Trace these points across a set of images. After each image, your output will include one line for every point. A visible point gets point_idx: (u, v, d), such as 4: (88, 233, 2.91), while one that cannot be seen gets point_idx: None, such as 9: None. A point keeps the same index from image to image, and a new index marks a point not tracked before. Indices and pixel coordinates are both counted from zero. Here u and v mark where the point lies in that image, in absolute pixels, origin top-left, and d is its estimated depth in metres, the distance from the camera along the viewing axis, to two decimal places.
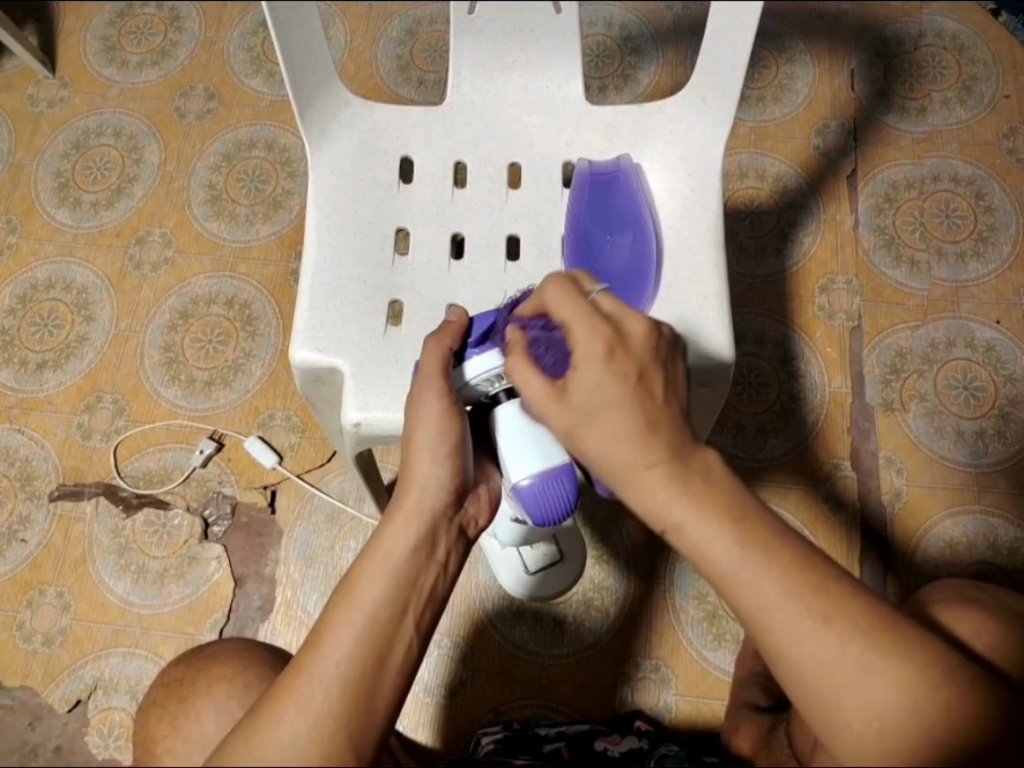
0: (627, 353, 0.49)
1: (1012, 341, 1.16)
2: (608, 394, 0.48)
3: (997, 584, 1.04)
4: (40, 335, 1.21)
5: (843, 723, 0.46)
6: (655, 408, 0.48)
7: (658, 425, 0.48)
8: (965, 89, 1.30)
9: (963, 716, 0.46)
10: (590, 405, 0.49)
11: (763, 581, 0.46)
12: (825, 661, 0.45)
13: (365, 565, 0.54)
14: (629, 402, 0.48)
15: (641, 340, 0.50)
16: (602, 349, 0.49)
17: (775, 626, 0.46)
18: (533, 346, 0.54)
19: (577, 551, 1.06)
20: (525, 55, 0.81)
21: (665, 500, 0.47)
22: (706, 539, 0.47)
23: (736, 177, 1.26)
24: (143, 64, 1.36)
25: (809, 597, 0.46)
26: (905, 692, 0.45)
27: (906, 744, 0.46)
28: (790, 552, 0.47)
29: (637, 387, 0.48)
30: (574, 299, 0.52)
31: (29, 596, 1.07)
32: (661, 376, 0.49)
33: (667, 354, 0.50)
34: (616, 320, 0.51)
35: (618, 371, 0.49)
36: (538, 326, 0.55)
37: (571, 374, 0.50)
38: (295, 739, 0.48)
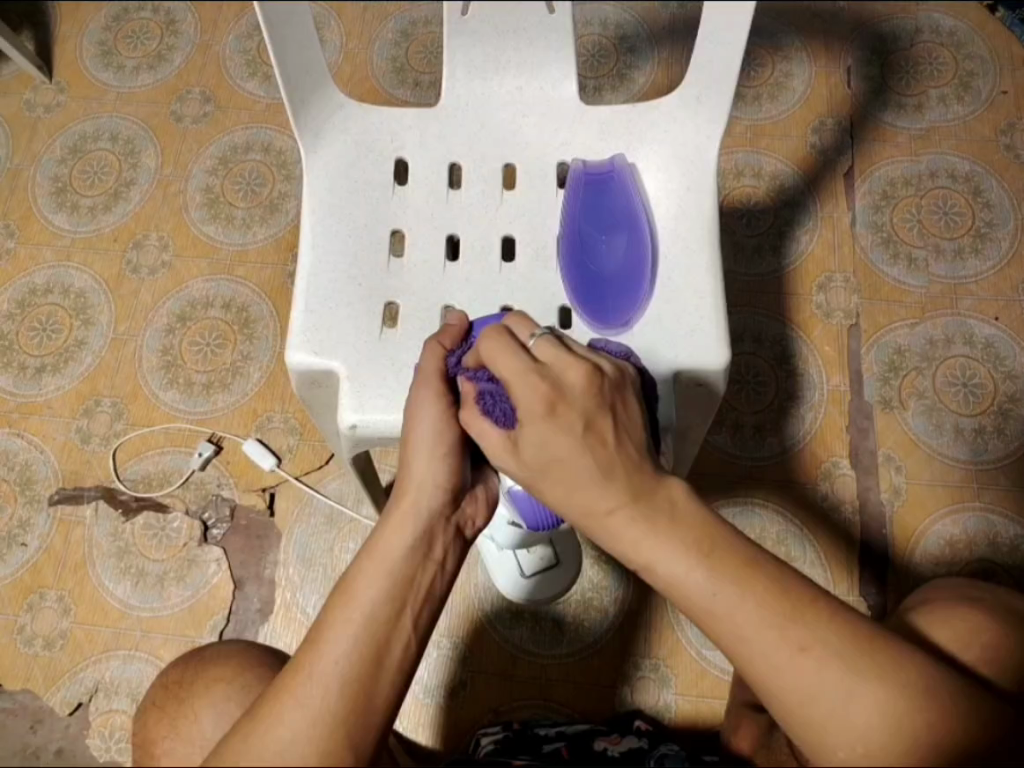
0: (568, 405, 0.49)
1: (1011, 338, 1.16)
2: (554, 450, 0.49)
3: (998, 581, 1.04)
4: (38, 340, 1.21)
5: (827, 749, 0.46)
6: (605, 454, 0.49)
7: (612, 473, 0.48)
8: (962, 86, 1.30)
9: (945, 730, 0.46)
10: (541, 461, 0.50)
11: (738, 614, 0.46)
12: (806, 689, 0.45)
13: (364, 565, 0.54)
14: (578, 452, 0.48)
15: (582, 386, 0.50)
16: (541, 406, 0.49)
17: (753, 656, 0.46)
18: (482, 401, 0.54)
19: (573, 557, 1.07)
20: (518, 54, 0.81)
21: (635, 542, 0.48)
22: (675, 575, 0.47)
23: (732, 176, 1.26)
24: (139, 68, 1.36)
25: (784, 625, 0.45)
26: (886, 714, 0.45)
27: (892, 767, 0.46)
28: (762, 581, 0.46)
29: (584, 437, 0.48)
30: (509, 355, 0.52)
31: (30, 600, 1.08)
32: (608, 421, 0.49)
33: (614, 394, 0.50)
34: (553, 371, 0.50)
35: (560, 426, 0.49)
36: (483, 377, 0.56)
37: (519, 431, 0.51)
38: (294, 737, 0.48)
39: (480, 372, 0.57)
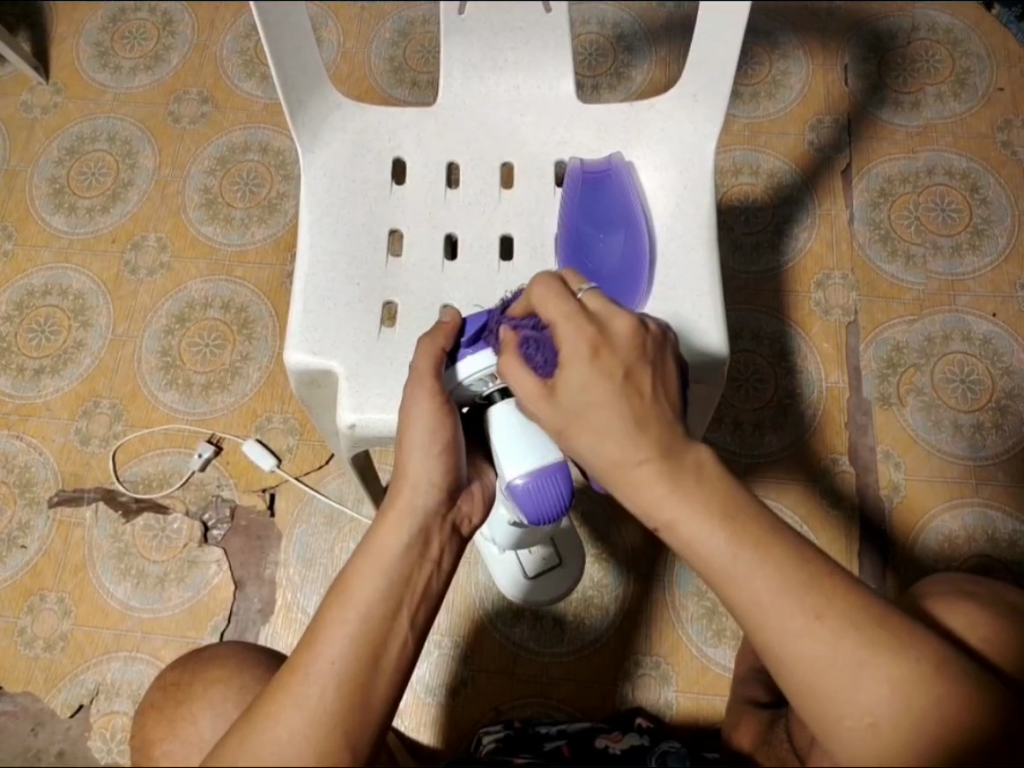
0: (611, 352, 0.51)
1: (1009, 334, 1.16)
2: (594, 394, 0.50)
3: (996, 577, 1.04)
4: (37, 341, 1.21)
5: (834, 718, 0.46)
6: (642, 404, 0.50)
7: (646, 421, 0.49)
8: (959, 83, 1.30)
9: (955, 712, 0.46)
10: (580, 403, 0.51)
11: (757, 578, 0.46)
12: (818, 655, 0.45)
13: (360, 564, 0.54)
14: (616, 398, 0.50)
15: (626, 336, 0.51)
16: (587, 348, 0.51)
17: (767, 622, 0.46)
18: (523, 346, 0.55)
19: (576, 555, 1.04)
20: (515, 54, 0.81)
21: (657, 496, 0.48)
22: (696, 536, 0.47)
23: (730, 174, 1.26)
24: (136, 68, 1.36)
25: (804, 591, 0.46)
26: (897, 687, 0.45)
27: (899, 740, 0.45)
28: (783, 545, 0.47)
29: (623, 384, 0.50)
30: (559, 300, 0.53)
31: (30, 602, 1.07)
32: (647, 373, 0.51)
33: (655, 350, 0.52)
34: (600, 320, 0.52)
35: (602, 371, 0.50)
36: (528, 325, 0.57)
37: (559, 374, 0.52)
38: (291, 738, 0.48)
39: (527, 319, 0.58)
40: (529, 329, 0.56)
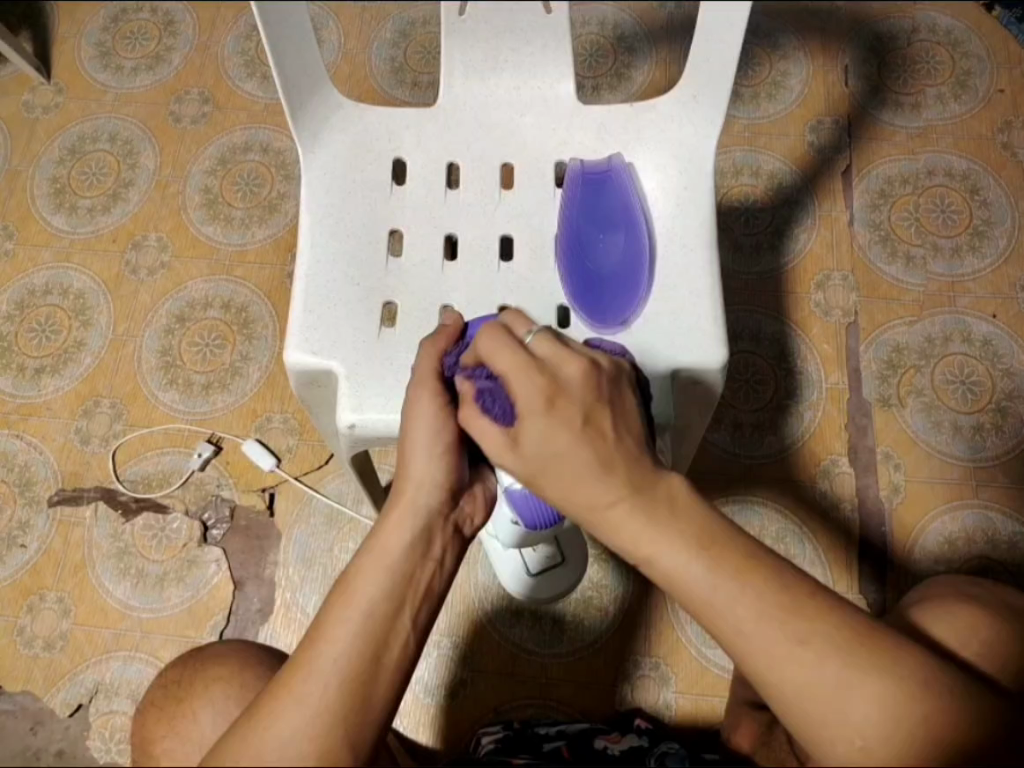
0: (567, 400, 0.49)
1: (1009, 336, 1.16)
2: (554, 446, 0.48)
3: (996, 579, 1.04)
4: (37, 340, 1.21)
5: (825, 743, 0.46)
6: (606, 448, 0.48)
7: (613, 465, 0.48)
8: (959, 84, 1.30)
9: (946, 723, 0.46)
10: (541, 455, 0.49)
11: (738, 604, 0.46)
12: (804, 681, 0.45)
13: (363, 563, 0.54)
14: (578, 448, 0.48)
15: (579, 380, 0.49)
16: (541, 401, 0.49)
17: (755, 651, 0.46)
18: (478, 398, 0.52)
19: (578, 555, 1.05)
20: (515, 55, 0.81)
21: (635, 533, 0.47)
22: (676, 567, 0.47)
23: (730, 174, 1.26)
24: (138, 68, 1.36)
25: (785, 618, 0.46)
26: (885, 706, 0.45)
27: (890, 759, 0.46)
28: (764, 575, 0.46)
29: (584, 431, 0.48)
30: (509, 350, 0.51)
31: (30, 601, 1.08)
32: (608, 416, 0.49)
33: (612, 389, 0.50)
34: (551, 367, 0.50)
35: (561, 421, 0.48)
36: (482, 374, 0.53)
37: (519, 426, 0.49)
38: (293, 735, 0.48)
39: (477, 367, 0.55)
40: (483, 378, 0.53)
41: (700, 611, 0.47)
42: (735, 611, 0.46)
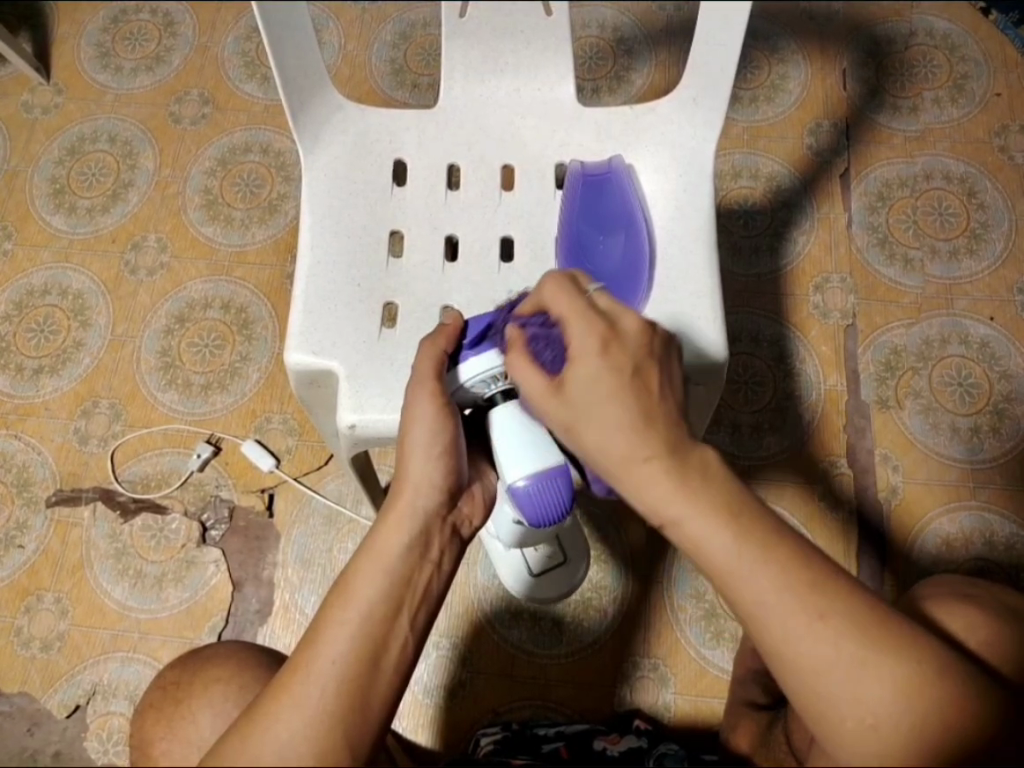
0: (621, 347, 0.52)
1: (1006, 338, 1.17)
2: (604, 386, 0.51)
3: (993, 580, 1.05)
4: (36, 340, 1.21)
5: (836, 719, 0.46)
6: (650, 401, 0.50)
7: (654, 418, 0.50)
8: (957, 88, 1.31)
9: (956, 710, 0.46)
10: (587, 397, 0.51)
11: (760, 573, 0.46)
12: (820, 656, 0.45)
13: (362, 564, 0.54)
14: (626, 390, 0.50)
15: (636, 334, 0.53)
16: (596, 343, 0.52)
17: (771, 622, 0.46)
18: (530, 344, 0.56)
19: (580, 554, 1.04)
20: (516, 57, 0.82)
21: (662, 496, 0.48)
22: (702, 534, 0.47)
23: (729, 177, 1.26)
24: (137, 69, 1.36)
25: (806, 592, 0.46)
26: (899, 688, 0.45)
27: (898, 740, 0.45)
28: (790, 547, 0.47)
29: (633, 377, 0.51)
30: (570, 295, 0.55)
31: (27, 602, 1.07)
32: (656, 371, 0.52)
33: (664, 351, 0.53)
34: (610, 317, 0.54)
35: (612, 365, 0.51)
36: (535, 323, 0.58)
37: (568, 370, 0.53)
38: (291, 737, 0.48)
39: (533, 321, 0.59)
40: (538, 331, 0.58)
41: (719, 579, 0.47)
42: (758, 578, 0.46)
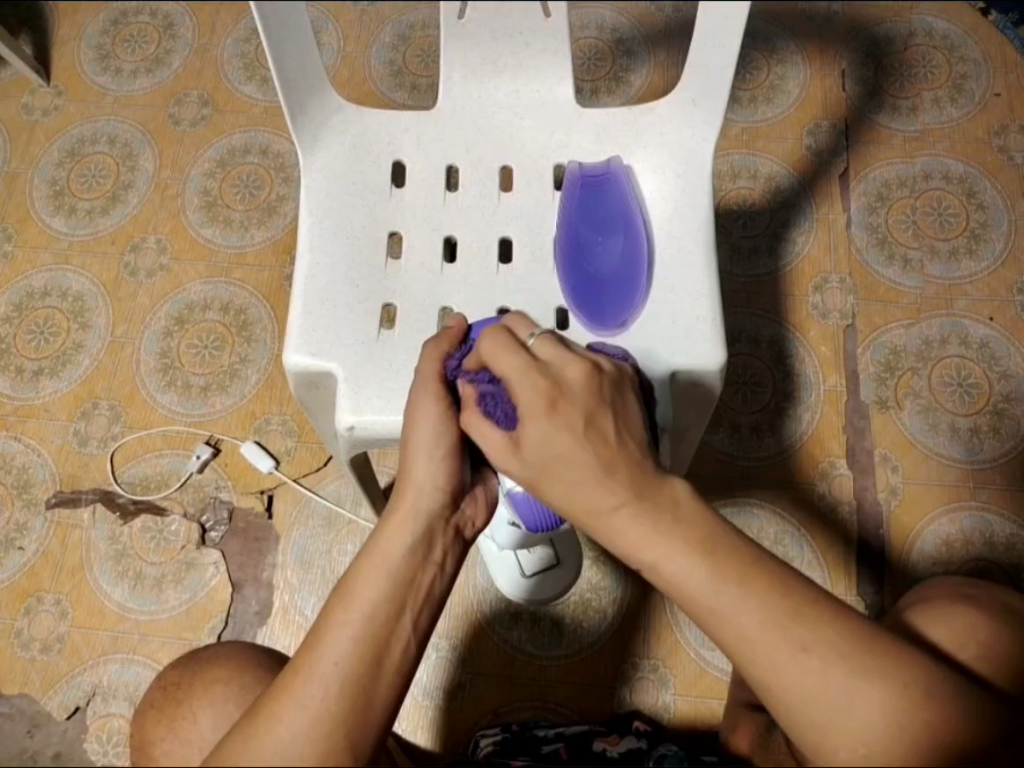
0: (569, 402, 0.49)
1: (1006, 339, 1.16)
2: (557, 448, 0.49)
3: (994, 581, 1.04)
4: (36, 342, 1.21)
5: (829, 749, 0.46)
6: (608, 453, 0.49)
7: (615, 472, 0.48)
8: (956, 89, 1.31)
9: (947, 725, 0.46)
10: (543, 459, 0.49)
11: (741, 614, 0.46)
12: (810, 688, 0.45)
13: (364, 565, 0.54)
14: (581, 449, 0.48)
15: (583, 384, 0.50)
16: (542, 403, 0.49)
17: (759, 657, 0.46)
18: (483, 402, 0.54)
19: (573, 556, 1.06)
20: (514, 58, 0.82)
21: (640, 539, 0.48)
22: (682, 575, 0.47)
23: (728, 177, 1.26)
24: (137, 71, 1.37)
25: (788, 625, 0.46)
26: (890, 715, 0.46)
27: (892, 766, 0.46)
28: (767, 581, 0.47)
29: (585, 434, 0.49)
30: (508, 353, 0.52)
31: (27, 604, 1.07)
32: (608, 419, 0.49)
33: (614, 393, 0.51)
34: (553, 370, 0.51)
35: (561, 424, 0.49)
36: (484, 378, 0.55)
37: (520, 430, 0.51)
38: (293, 738, 0.48)
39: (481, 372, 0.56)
40: (486, 382, 0.55)
41: (701, 618, 0.47)
42: (739, 619, 0.46)
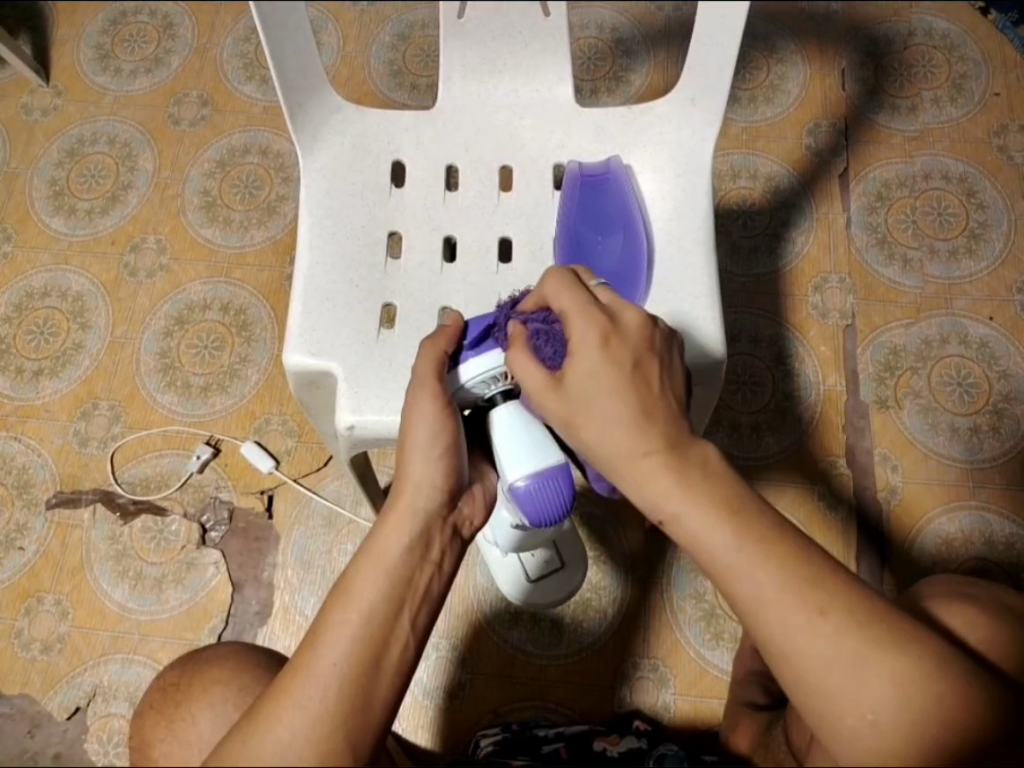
0: (621, 341, 0.54)
1: (1006, 338, 1.17)
2: (603, 380, 0.53)
3: (993, 580, 1.05)
4: (35, 343, 1.21)
5: (836, 715, 0.46)
6: (649, 394, 0.52)
7: (652, 413, 0.52)
8: (955, 88, 1.31)
9: (958, 706, 0.46)
10: (586, 392, 0.53)
11: (761, 572, 0.47)
12: (821, 653, 0.46)
13: (363, 564, 0.54)
14: (625, 385, 0.52)
15: (636, 329, 0.55)
16: (598, 337, 0.54)
17: (773, 619, 0.46)
18: (533, 340, 0.58)
19: (577, 560, 1.04)
20: (514, 58, 0.82)
21: (663, 490, 0.50)
22: (702, 531, 0.48)
23: (727, 177, 1.26)
24: (136, 71, 1.37)
25: (808, 589, 0.46)
26: (901, 686, 0.45)
27: (900, 737, 0.45)
28: (790, 543, 0.48)
29: (632, 372, 0.53)
30: (573, 293, 0.57)
31: (28, 604, 1.07)
32: (653, 363, 0.54)
33: (663, 345, 0.55)
34: (611, 313, 0.56)
35: (611, 359, 0.53)
36: (539, 318, 0.59)
37: (569, 364, 0.55)
38: (292, 738, 0.48)
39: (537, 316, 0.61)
40: (540, 324, 0.59)
41: (722, 578, 0.48)
42: (758, 579, 0.47)
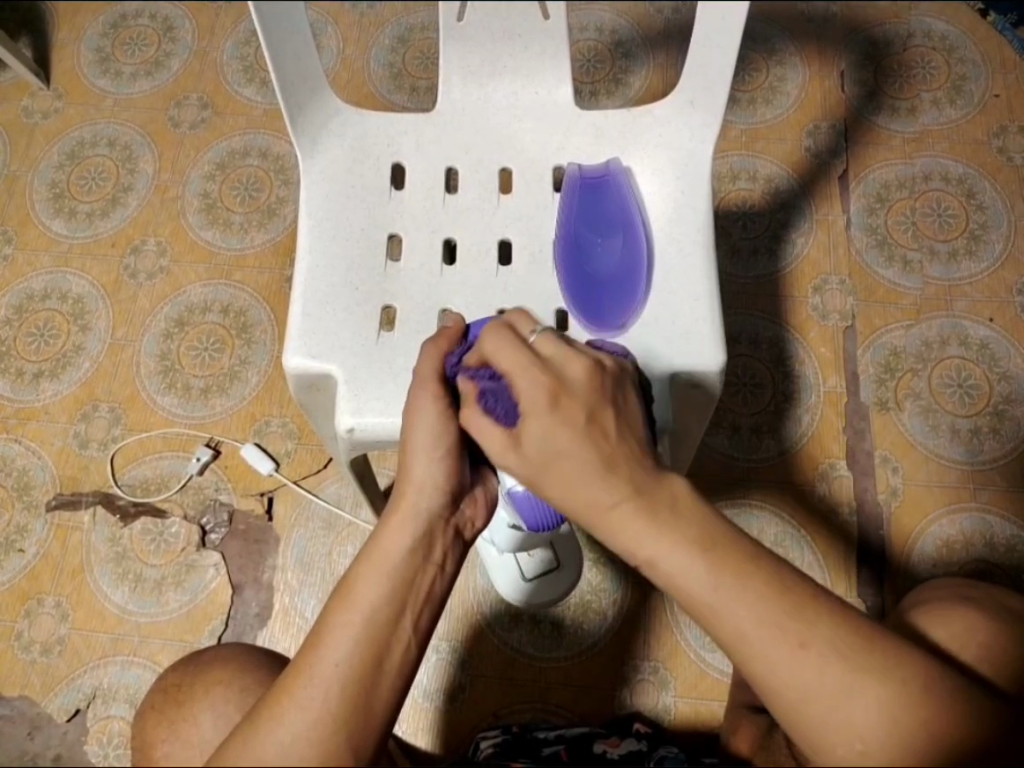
0: (571, 397, 0.50)
1: (1006, 340, 1.16)
2: (559, 442, 0.49)
3: (995, 582, 1.04)
4: (35, 345, 1.21)
5: (826, 746, 0.46)
6: (609, 448, 0.49)
7: (615, 465, 0.49)
8: (955, 89, 1.31)
9: (943, 722, 0.46)
10: (544, 454, 0.49)
11: (739, 608, 0.46)
12: (805, 685, 0.46)
13: (365, 566, 0.54)
14: (582, 444, 0.49)
15: (583, 380, 0.51)
16: (546, 398, 0.50)
17: (755, 653, 0.46)
18: (483, 399, 0.53)
19: (573, 559, 1.05)
20: (513, 60, 0.82)
21: (637, 536, 0.48)
22: (680, 570, 0.47)
23: (727, 179, 1.26)
24: (136, 74, 1.37)
25: (786, 621, 0.46)
26: (886, 711, 0.45)
27: (891, 763, 0.46)
28: (765, 575, 0.47)
29: (587, 428, 0.49)
30: (512, 350, 0.52)
31: (28, 606, 1.07)
32: (609, 415, 0.50)
33: (614, 387, 0.51)
34: (556, 366, 0.51)
35: (563, 419, 0.49)
36: (483, 375, 0.54)
37: (521, 426, 0.51)
38: (294, 739, 0.48)
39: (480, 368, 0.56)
40: (486, 379, 0.54)
41: (701, 617, 0.47)
42: (734, 614, 0.46)
